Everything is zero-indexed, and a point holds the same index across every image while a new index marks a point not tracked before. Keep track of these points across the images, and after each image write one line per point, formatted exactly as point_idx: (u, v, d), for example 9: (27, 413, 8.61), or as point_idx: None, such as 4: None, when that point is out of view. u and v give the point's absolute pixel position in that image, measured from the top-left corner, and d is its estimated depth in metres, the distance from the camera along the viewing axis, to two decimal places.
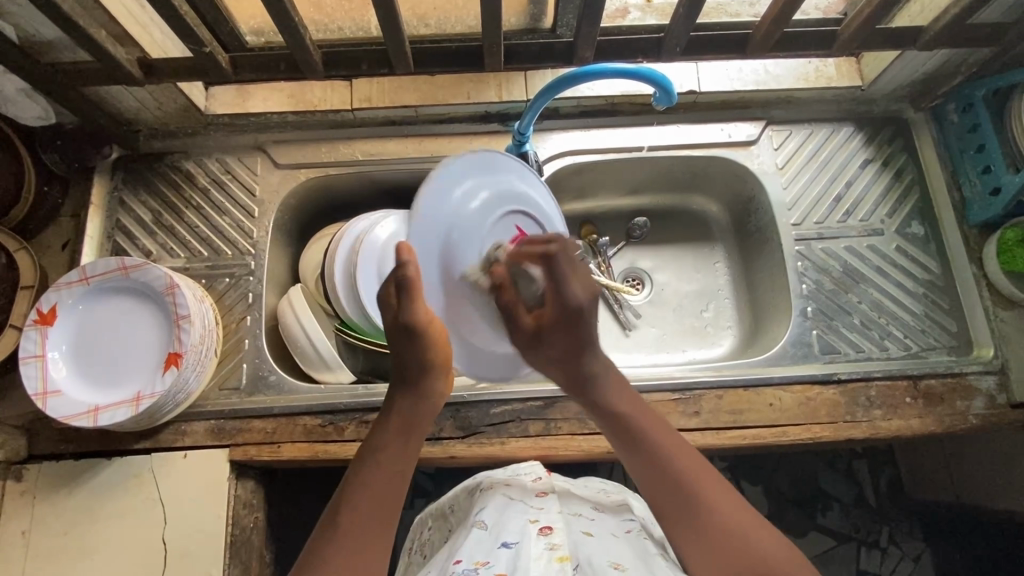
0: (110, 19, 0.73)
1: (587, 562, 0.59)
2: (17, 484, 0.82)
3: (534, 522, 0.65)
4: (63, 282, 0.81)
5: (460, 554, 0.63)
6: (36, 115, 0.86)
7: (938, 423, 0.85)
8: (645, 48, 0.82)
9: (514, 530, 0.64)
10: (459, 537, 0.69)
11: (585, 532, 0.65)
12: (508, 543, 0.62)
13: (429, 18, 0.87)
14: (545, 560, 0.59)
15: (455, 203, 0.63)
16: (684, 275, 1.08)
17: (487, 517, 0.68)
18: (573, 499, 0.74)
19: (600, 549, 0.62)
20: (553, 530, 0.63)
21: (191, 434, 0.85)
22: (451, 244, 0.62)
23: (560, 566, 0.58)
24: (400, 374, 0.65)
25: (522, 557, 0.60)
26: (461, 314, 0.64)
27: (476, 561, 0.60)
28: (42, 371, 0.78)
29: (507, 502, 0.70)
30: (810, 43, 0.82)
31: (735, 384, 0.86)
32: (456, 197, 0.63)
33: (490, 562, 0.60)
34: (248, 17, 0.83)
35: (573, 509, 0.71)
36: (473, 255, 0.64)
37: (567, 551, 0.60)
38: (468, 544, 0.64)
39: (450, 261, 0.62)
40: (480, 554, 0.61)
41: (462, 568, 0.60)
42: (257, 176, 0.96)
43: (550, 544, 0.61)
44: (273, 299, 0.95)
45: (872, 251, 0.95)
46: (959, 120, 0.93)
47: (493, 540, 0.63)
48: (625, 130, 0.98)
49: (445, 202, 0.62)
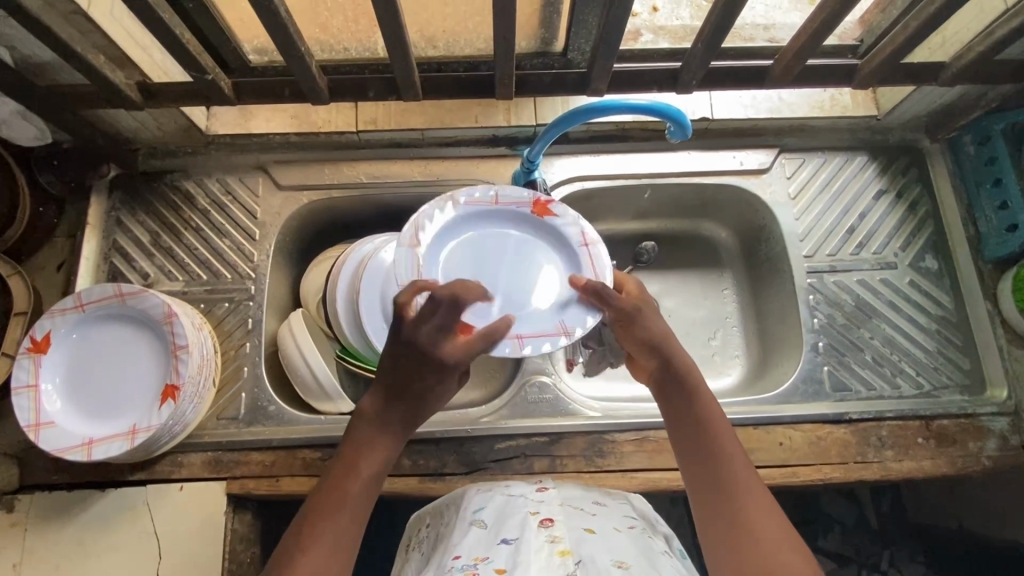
0: (108, 43, 0.70)
1: (590, 559, 0.56)
2: (8, 516, 0.80)
3: (535, 517, 0.64)
4: (58, 308, 0.78)
5: (459, 549, 0.61)
6: (31, 135, 0.82)
7: (950, 465, 0.84)
8: (659, 79, 0.80)
9: (513, 526, 0.63)
10: (453, 533, 0.67)
11: (587, 529, 0.62)
12: (508, 539, 0.60)
13: (437, 39, 0.82)
14: (546, 554, 0.57)
15: (447, 231, 0.78)
16: (693, 301, 1.05)
17: (486, 517, 0.66)
18: (574, 493, 0.72)
19: (604, 547, 0.59)
20: (554, 523, 0.62)
21: (188, 466, 0.83)
22: (458, 252, 0.78)
23: (562, 560, 0.56)
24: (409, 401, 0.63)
25: (522, 551, 0.58)
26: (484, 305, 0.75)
27: (475, 557, 0.59)
28: (35, 402, 0.76)
29: (507, 501, 0.69)
30: (831, 77, 0.79)
31: (746, 422, 0.84)
32: (460, 216, 0.79)
33: (489, 557, 0.58)
34: (251, 36, 0.78)
35: (574, 503, 0.68)
36: (478, 255, 0.78)
37: (568, 545, 0.58)
38: (466, 542, 0.63)
39: (450, 272, 0.77)
40: (480, 550, 0.60)
41: (460, 564, 0.58)
42: (258, 198, 0.94)
43: (550, 536, 0.60)
44: (273, 325, 0.93)
45: (884, 285, 0.93)
46: (975, 152, 0.92)
47: (493, 536, 0.62)
48: (634, 156, 0.96)
49: (432, 228, 0.78)
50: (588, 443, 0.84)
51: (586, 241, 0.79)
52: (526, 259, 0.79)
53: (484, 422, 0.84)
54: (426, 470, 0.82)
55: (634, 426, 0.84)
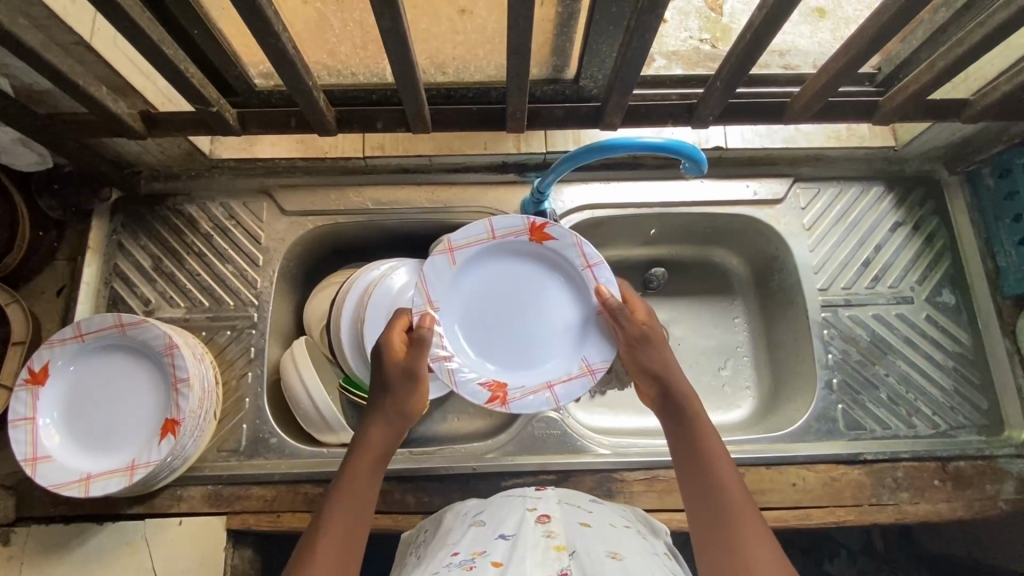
0: (111, 73, 0.68)
1: (585, 551, 0.54)
2: (4, 549, 0.79)
3: (533, 512, 0.63)
4: (57, 338, 0.77)
5: (457, 546, 0.60)
6: (32, 161, 0.80)
7: (967, 509, 0.82)
8: (674, 113, 0.78)
9: (511, 524, 0.61)
10: (451, 533, 0.65)
11: (583, 524, 0.61)
12: (505, 535, 0.59)
13: (447, 66, 0.79)
14: (542, 548, 0.55)
15: (451, 287, 0.78)
16: (702, 329, 1.03)
17: (486, 517, 0.65)
18: (572, 493, 0.71)
19: (598, 540, 0.58)
20: (551, 519, 0.61)
21: (187, 500, 0.81)
22: (468, 303, 0.79)
23: (556, 554, 0.54)
24: (380, 411, 0.66)
25: (518, 546, 0.56)
26: (509, 360, 0.79)
27: (472, 552, 0.57)
28: (32, 436, 0.74)
29: (507, 500, 0.68)
30: (850, 112, 0.77)
31: (758, 461, 0.83)
32: (462, 269, 0.78)
33: (486, 551, 0.56)
34: (257, 61, 0.75)
35: (571, 501, 0.67)
36: (486, 302, 0.79)
37: (563, 540, 0.57)
38: (465, 539, 0.61)
39: (465, 322, 0.79)
40: (478, 545, 0.58)
41: (458, 559, 0.57)
42: (262, 223, 0.92)
43: (547, 532, 0.58)
44: (276, 352, 0.92)
45: (900, 320, 0.91)
46: (994, 185, 0.90)
47: (490, 532, 0.60)
48: (645, 185, 0.94)
49: (438, 289, 0.77)
50: (596, 482, 0.82)
51: (589, 263, 0.77)
52: (534, 294, 0.80)
53: (490, 458, 0.83)
54: (430, 507, 0.81)
55: (643, 465, 0.82)
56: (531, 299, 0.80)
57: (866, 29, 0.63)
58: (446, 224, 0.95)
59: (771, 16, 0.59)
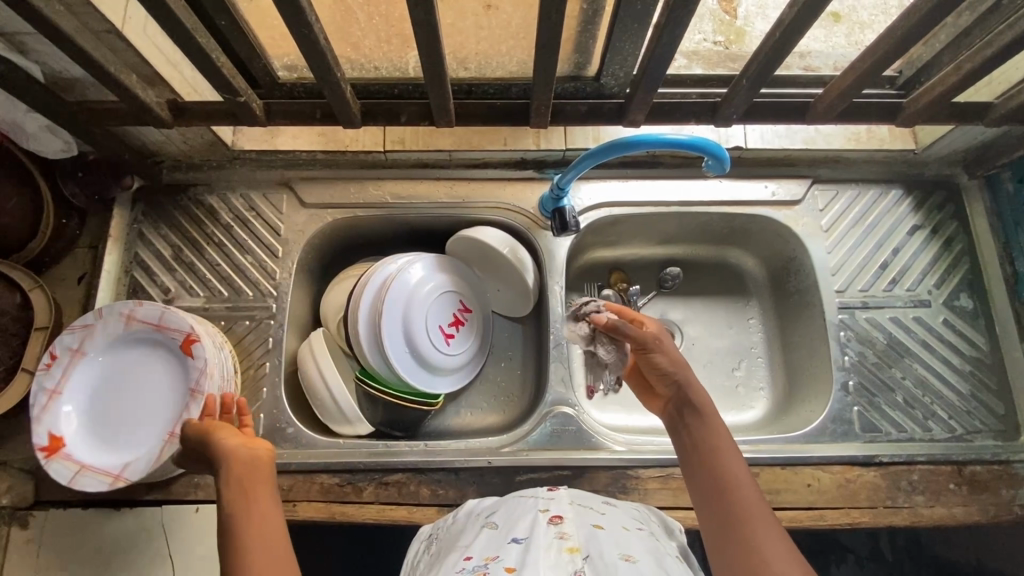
0: (141, 61, 0.69)
1: (597, 554, 0.54)
2: (23, 531, 0.79)
3: (545, 513, 0.63)
4: (77, 325, 0.77)
5: (470, 550, 0.59)
6: (58, 148, 0.81)
7: (982, 513, 0.82)
8: (697, 111, 0.78)
9: (524, 526, 0.61)
10: (463, 534, 0.66)
11: (597, 525, 0.61)
12: (518, 538, 0.59)
13: (470, 61, 0.80)
14: (555, 550, 0.55)
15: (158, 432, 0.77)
16: (716, 329, 1.03)
17: (498, 519, 0.65)
18: (585, 494, 0.70)
19: (611, 543, 0.57)
20: (563, 520, 0.61)
21: (204, 488, 0.81)
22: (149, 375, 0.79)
23: (570, 557, 0.54)
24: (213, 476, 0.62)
25: (532, 549, 0.56)
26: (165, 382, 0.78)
27: (485, 557, 0.57)
28: (51, 422, 0.74)
29: (516, 501, 0.68)
30: (871, 113, 0.77)
31: (773, 461, 0.83)
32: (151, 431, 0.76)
33: (499, 556, 0.56)
34: (281, 53, 0.76)
35: (585, 504, 0.67)
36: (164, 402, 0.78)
37: (577, 542, 0.57)
38: (478, 544, 0.61)
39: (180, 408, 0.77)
40: (490, 550, 0.58)
41: (471, 565, 0.56)
42: (282, 215, 0.93)
43: (560, 533, 0.58)
44: (294, 343, 0.92)
45: (917, 323, 0.91)
46: (1014, 190, 0.90)
47: (504, 535, 0.60)
48: (664, 183, 0.94)
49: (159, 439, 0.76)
50: (611, 479, 0.82)
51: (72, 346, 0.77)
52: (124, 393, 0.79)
53: (505, 452, 0.83)
54: (445, 500, 0.81)
55: (658, 463, 0.83)
56: (129, 394, 0.79)
57: (893, 29, 0.63)
58: (464, 219, 0.95)
59: (801, 16, 0.59)
